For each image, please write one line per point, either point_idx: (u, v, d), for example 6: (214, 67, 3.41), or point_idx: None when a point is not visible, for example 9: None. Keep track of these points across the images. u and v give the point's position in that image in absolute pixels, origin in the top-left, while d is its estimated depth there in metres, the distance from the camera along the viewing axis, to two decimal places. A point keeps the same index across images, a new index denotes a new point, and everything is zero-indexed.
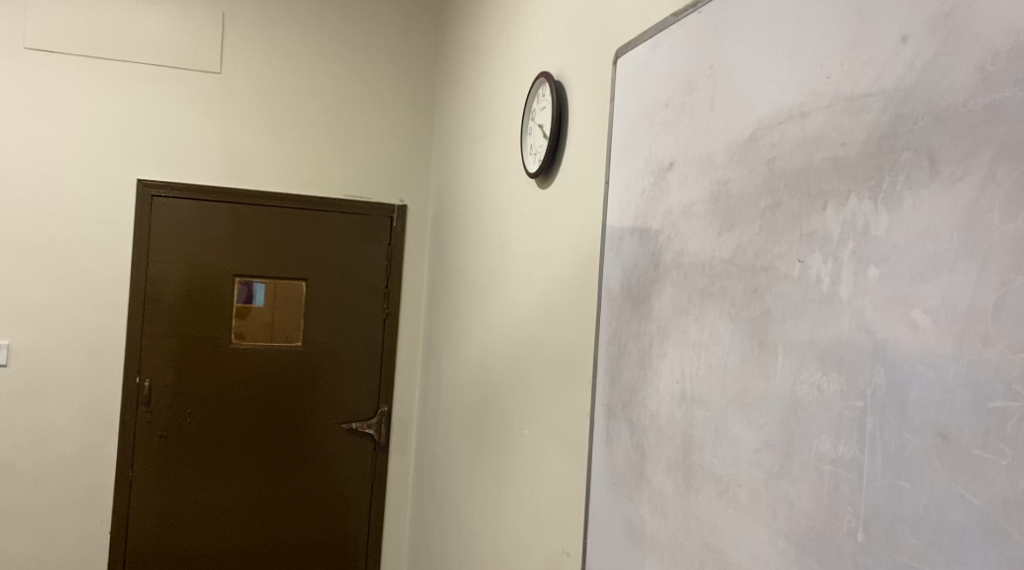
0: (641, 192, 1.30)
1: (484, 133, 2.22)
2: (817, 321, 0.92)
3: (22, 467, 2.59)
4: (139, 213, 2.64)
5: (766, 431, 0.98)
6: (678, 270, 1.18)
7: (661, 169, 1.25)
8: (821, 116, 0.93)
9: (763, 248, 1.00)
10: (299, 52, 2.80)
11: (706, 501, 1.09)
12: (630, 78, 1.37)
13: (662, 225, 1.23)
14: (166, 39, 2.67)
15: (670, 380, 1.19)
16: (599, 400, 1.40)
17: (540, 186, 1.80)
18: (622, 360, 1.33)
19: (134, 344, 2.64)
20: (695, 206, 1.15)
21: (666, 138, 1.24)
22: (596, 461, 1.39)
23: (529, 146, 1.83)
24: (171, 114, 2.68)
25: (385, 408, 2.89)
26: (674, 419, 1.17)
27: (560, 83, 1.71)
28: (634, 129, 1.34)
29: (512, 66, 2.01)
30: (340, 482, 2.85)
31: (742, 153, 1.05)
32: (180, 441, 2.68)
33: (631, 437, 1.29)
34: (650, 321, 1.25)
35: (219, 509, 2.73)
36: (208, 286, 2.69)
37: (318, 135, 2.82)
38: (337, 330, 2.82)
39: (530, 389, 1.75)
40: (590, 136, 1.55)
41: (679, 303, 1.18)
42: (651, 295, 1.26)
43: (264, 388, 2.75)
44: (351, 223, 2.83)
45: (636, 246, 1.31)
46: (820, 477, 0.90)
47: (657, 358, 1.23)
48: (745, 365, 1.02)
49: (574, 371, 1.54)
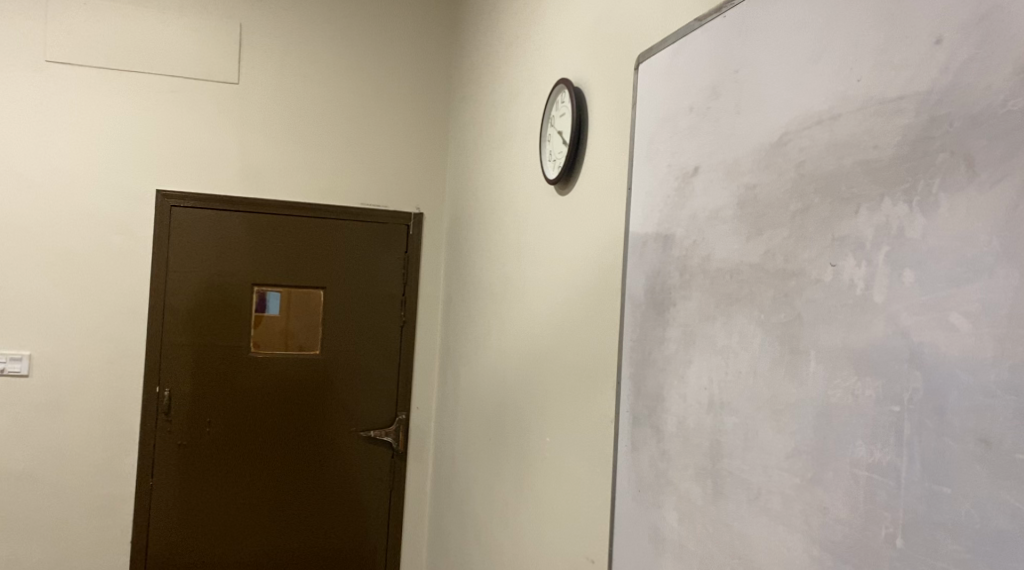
0: (665, 198, 1.30)
1: (501, 140, 2.22)
2: (850, 326, 0.91)
3: (43, 477, 2.60)
4: (159, 224, 2.65)
5: (798, 438, 0.97)
6: (704, 277, 1.18)
7: (686, 174, 1.24)
8: (851, 119, 0.93)
9: (793, 254, 1.00)
10: (314, 61, 2.81)
11: (737, 508, 1.08)
12: (652, 84, 1.36)
13: (687, 231, 1.23)
14: (183, 51, 2.69)
15: (696, 386, 1.18)
16: (623, 406, 1.40)
17: (558, 192, 1.80)
18: (646, 367, 1.33)
19: (154, 353, 2.65)
20: (721, 212, 1.14)
21: (690, 143, 1.23)
22: (621, 468, 1.38)
23: (548, 154, 1.83)
24: (190, 125, 2.70)
25: (403, 415, 2.89)
26: (702, 426, 1.16)
27: (579, 89, 1.71)
28: (657, 135, 1.34)
29: (530, 74, 2.01)
30: (358, 490, 2.85)
31: (770, 158, 1.05)
32: (200, 449, 2.68)
33: (657, 443, 1.28)
34: (674, 328, 1.25)
35: (238, 515, 2.73)
36: (227, 296, 2.70)
37: (333, 144, 2.83)
38: (355, 338, 2.82)
39: (551, 396, 1.75)
40: (611, 142, 1.55)
41: (705, 309, 1.17)
42: (675, 301, 1.25)
43: (282, 396, 2.75)
44: (369, 231, 2.84)
45: (660, 253, 1.30)
46: (855, 483, 0.89)
47: (683, 365, 1.22)
48: (776, 371, 1.02)
49: (595, 378, 1.54)
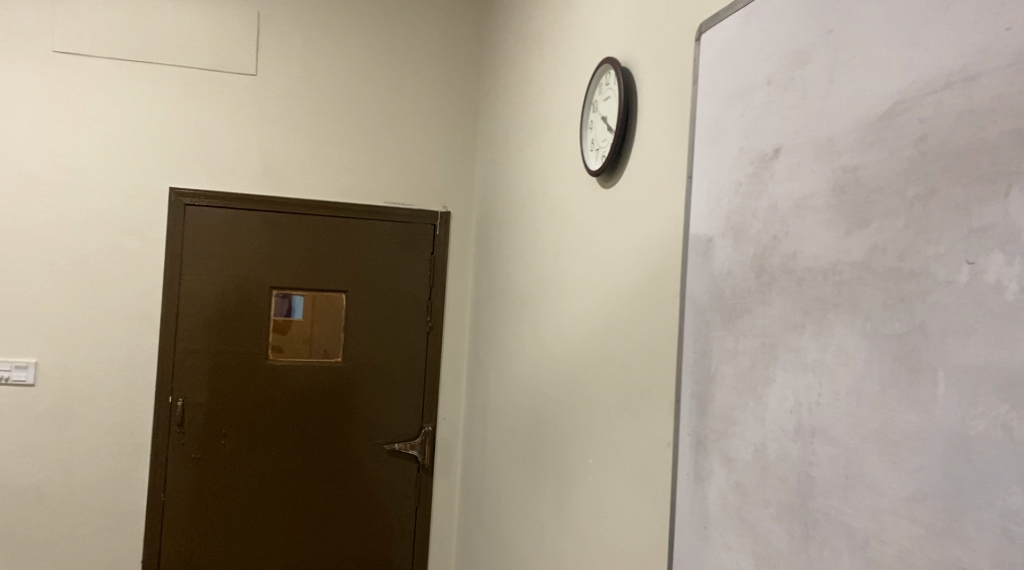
0: (735, 187, 1.12)
1: (537, 130, 2.04)
2: (998, 339, 0.74)
3: (49, 493, 2.46)
4: (172, 224, 2.51)
5: (919, 479, 0.80)
6: (789, 279, 1.00)
7: (763, 158, 1.07)
8: (995, 80, 0.76)
9: (911, 250, 0.82)
10: (335, 51, 2.65)
11: (833, 559, 0.90)
12: (717, 54, 1.18)
13: (766, 225, 1.05)
14: (197, 41, 2.54)
15: (779, 409, 1.00)
16: (684, 429, 1.21)
17: (601, 185, 1.62)
18: (712, 386, 1.15)
19: (166, 360, 2.50)
20: (812, 199, 0.96)
21: (769, 121, 1.06)
22: (681, 503, 1.20)
23: (590, 143, 1.66)
24: (204, 118, 2.55)
25: (429, 427, 2.71)
26: (786, 458, 0.98)
27: (626, 70, 1.53)
28: (724, 114, 1.16)
29: (568, 56, 1.84)
30: (383, 507, 2.68)
31: (878, 134, 0.87)
32: (215, 463, 2.53)
33: (728, 474, 1.10)
34: (748, 340, 1.07)
35: (255, 532, 2.57)
36: (244, 300, 2.55)
37: (354, 139, 2.67)
38: (378, 344, 2.65)
39: (595, 414, 1.57)
40: (665, 124, 1.37)
41: (790, 317, 0.99)
42: (750, 307, 1.07)
43: (302, 406, 2.59)
44: (394, 231, 2.67)
45: (730, 251, 1.12)
46: (1009, 541, 0.73)
47: (762, 385, 1.04)
48: (888, 394, 0.84)
49: (647, 395, 1.36)
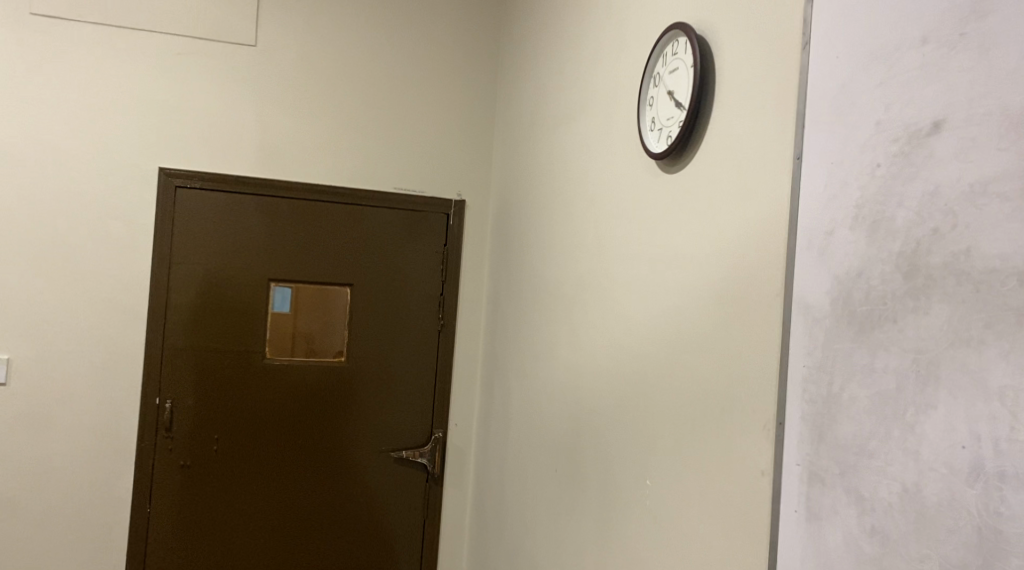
0: (871, 170, 0.92)
1: (576, 110, 1.84)
2: None
3: (23, 501, 2.23)
4: (161, 208, 2.28)
5: None
6: (959, 282, 0.82)
7: (912, 132, 0.87)
8: None
9: None
10: (343, 23, 2.43)
11: None
12: (839, 11, 0.99)
13: (920, 215, 0.86)
14: (192, 7, 2.31)
15: (941, 443, 0.82)
16: (790, 457, 1.02)
17: (665, 169, 1.41)
18: (835, 410, 0.95)
19: (154, 358, 2.28)
20: (998, 184, 0.79)
21: (924, 86, 0.87)
22: (786, 546, 1.01)
23: (650, 122, 1.46)
24: (196, 92, 2.32)
25: (440, 433, 2.51)
26: (955, 504, 0.81)
27: (701, 38, 1.33)
28: (852, 82, 0.96)
29: (619, 26, 1.64)
30: (387, 519, 2.47)
31: None
32: (205, 471, 2.31)
33: (859, 517, 0.91)
34: (892, 356, 0.88)
35: (249, 545, 2.35)
36: (239, 292, 2.32)
37: (361, 119, 2.44)
38: (385, 341, 2.44)
39: (653, 429, 1.39)
40: (755, 98, 1.17)
41: (962, 331, 0.81)
42: (896, 315, 0.88)
43: (301, 409, 2.37)
44: (404, 220, 2.46)
45: (863, 247, 0.93)
46: None
47: (915, 412, 0.85)
48: None
49: (728, 414, 1.18)
